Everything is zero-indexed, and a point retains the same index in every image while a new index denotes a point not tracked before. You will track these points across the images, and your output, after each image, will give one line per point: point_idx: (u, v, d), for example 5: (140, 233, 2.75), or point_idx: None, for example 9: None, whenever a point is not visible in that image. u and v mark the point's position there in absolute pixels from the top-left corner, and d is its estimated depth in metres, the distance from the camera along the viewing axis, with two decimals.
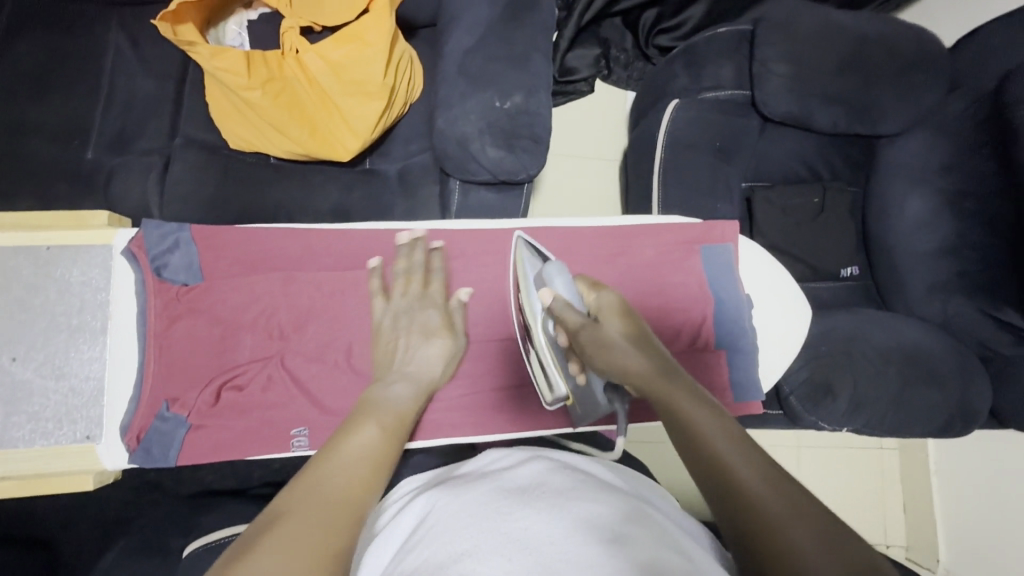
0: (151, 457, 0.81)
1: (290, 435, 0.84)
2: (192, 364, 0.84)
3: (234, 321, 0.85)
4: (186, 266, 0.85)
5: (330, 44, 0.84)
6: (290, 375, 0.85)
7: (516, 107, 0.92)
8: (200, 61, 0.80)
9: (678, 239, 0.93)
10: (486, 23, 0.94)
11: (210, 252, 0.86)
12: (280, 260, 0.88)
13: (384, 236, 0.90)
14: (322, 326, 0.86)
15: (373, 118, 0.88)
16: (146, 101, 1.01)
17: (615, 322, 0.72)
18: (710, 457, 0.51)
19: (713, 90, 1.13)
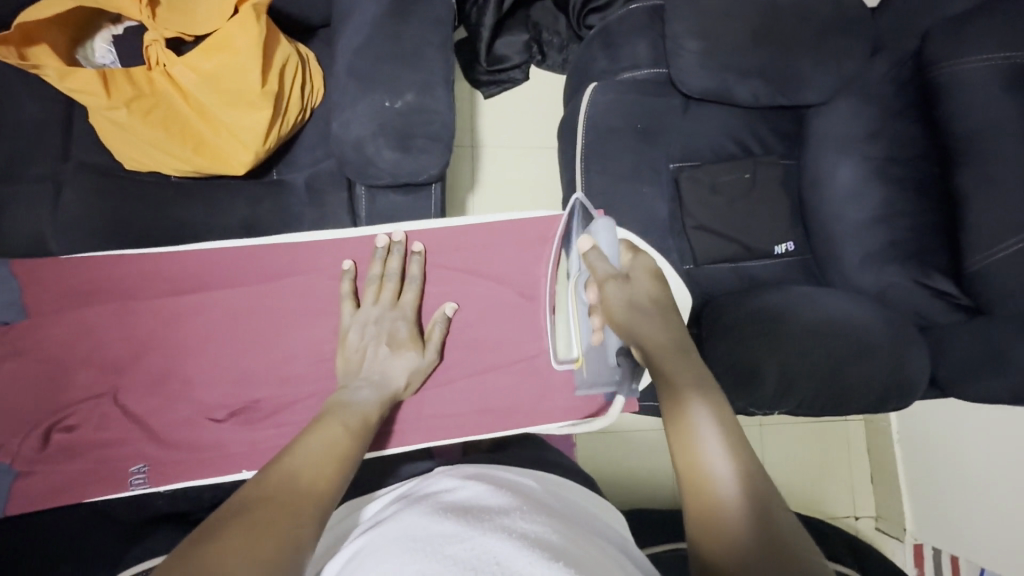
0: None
1: (128, 474, 0.82)
2: (19, 408, 0.82)
3: (64, 359, 0.83)
4: (6, 305, 0.84)
5: (199, 55, 0.81)
6: (123, 411, 0.83)
7: (409, 105, 0.88)
8: (50, 84, 0.77)
9: (539, 232, 0.95)
10: (374, 21, 0.90)
11: (35, 288, 0.85)
12: (129, 290, 0.86)
13: (300, 247, 0.90)
14: (158, 356, 0.85)
15: (261, 128, 0.84)
16: (34, 126, 0.97)
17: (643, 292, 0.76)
18: (713, 500, 0.50)
19: (630, 71, 1.10)
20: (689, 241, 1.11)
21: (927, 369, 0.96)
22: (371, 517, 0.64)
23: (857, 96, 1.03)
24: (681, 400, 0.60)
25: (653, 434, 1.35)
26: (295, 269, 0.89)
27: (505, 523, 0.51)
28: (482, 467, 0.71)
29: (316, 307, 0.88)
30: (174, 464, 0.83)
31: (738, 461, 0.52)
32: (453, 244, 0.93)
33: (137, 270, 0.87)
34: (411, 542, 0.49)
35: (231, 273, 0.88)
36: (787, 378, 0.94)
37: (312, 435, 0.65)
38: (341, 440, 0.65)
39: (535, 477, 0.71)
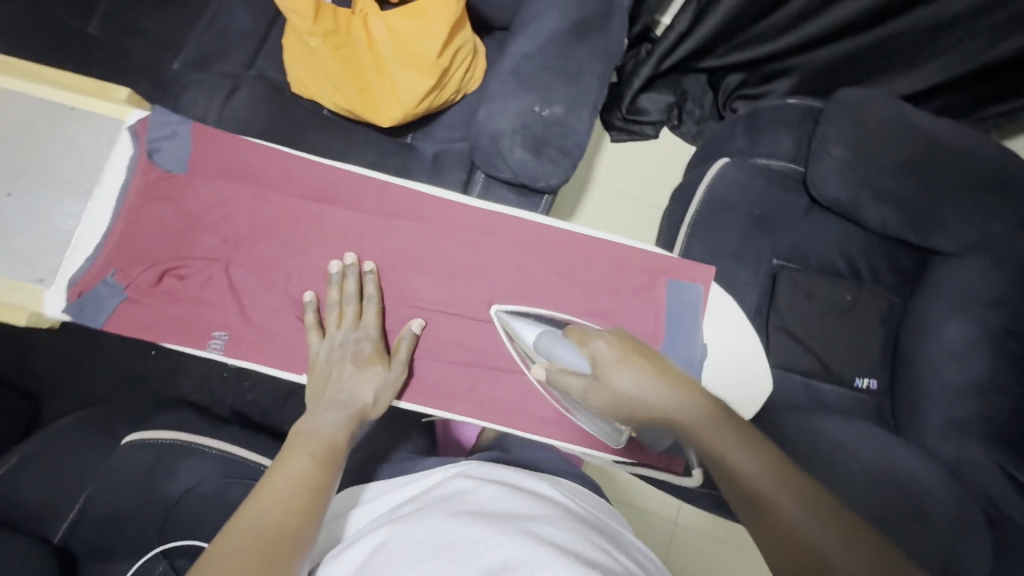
0: (85, 311, 0.86)
1: (209, 336, 0.88)
2: (148, 245, 0.90)
3: (197, 217, 0.92)
4: (175, 156, 0.93)
5: (397, 14, 0.90)
6: (228, 281, 0.90)
7: (553, 116, 0.93)
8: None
9: (646, 266, 0.94)
10: (551, 34, 0.97)
11: (200, 150, 0.93)
12: (272, 180, 0.94)
13: (414, 200, 0.94)
14: (271, 245, 0.92)
15: (418, 93, 0.92)
16: (238, 32, 1.11)
17: (625, 367, 0.66)
18: (804, 552, 0.52)
19: (766, 158, 1.10)
20: (766, 339, 1.07)
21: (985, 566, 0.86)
22: (387, 513, 0.69)
23: (994, 259, 0.98)
24: (760, 491, 0.56)
25: (659, 518, 1.28)
26: (399, 220, 0.93)
27: (533, 528, 0.55)
28: (515, 470, 0.75)
29: (405, 264, 0.93)
30: (246, 342, 0.88)
31: (834, 527, 0.53)
32: (558, 250, 0.94)
33: (289, 166, 0.94)
34: (431, 545, 0.54)
35: (369, 200, 0.94)
36: None
37: (281, 471, 0.66)
38: (311, 475, 0.66)
39: (547, 479, 0.74)
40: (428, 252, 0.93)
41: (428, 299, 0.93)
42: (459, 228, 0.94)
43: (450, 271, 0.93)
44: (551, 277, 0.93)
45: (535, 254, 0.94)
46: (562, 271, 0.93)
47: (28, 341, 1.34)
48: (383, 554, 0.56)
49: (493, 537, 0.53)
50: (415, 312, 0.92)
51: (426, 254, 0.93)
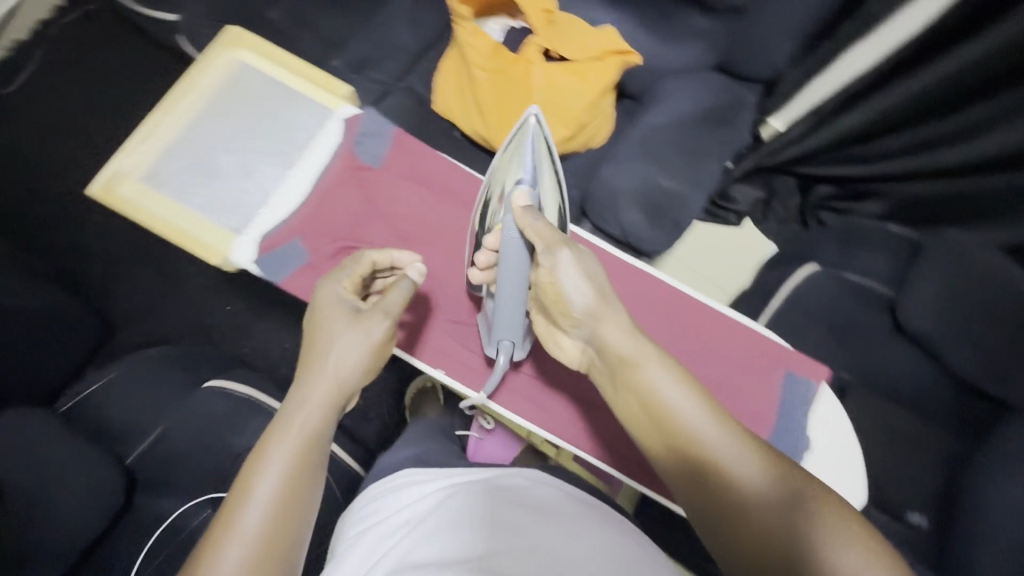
0: (273, 267, 0.94)
1: None
2: (335, 222, 0.98)
3: (381, 208, 1.00)
4: (376, 152, 1.03)
5: (559, 68, 0.98)
6: None
7: (673, 190, 1.00)
8: (463, 32, 0.97)
9: (766, 353, 0.96)
10: (685, 116, 1.04)
11: (398, 153, 1.03)
12: (452, 192, 1.02)
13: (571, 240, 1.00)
14: (436, 248, 0.99)
15: (556, 138, 1.01)
16: (397, 46, 1.22)
17: (573, 270, 0.74)
18: (730, 503, 0.61)
19: (856, 275, 1.14)
20: None
21: None
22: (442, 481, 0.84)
23: None
24: (698, 455, 0.63)
25: None
26: None
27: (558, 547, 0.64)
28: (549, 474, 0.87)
29: None
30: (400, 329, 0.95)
31: (757, 479, 0.62)
32: (686, 317, 0.97)
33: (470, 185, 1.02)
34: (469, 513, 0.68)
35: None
36: None
37: (267, 463, 0.67)
38: (312, 428, 0.71)
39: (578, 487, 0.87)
40: None
41: None
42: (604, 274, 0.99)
43: None
44: (668, 338, 0.96)
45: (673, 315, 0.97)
46: (682, 334, 0.96)
47: (123, 267, 1.44)
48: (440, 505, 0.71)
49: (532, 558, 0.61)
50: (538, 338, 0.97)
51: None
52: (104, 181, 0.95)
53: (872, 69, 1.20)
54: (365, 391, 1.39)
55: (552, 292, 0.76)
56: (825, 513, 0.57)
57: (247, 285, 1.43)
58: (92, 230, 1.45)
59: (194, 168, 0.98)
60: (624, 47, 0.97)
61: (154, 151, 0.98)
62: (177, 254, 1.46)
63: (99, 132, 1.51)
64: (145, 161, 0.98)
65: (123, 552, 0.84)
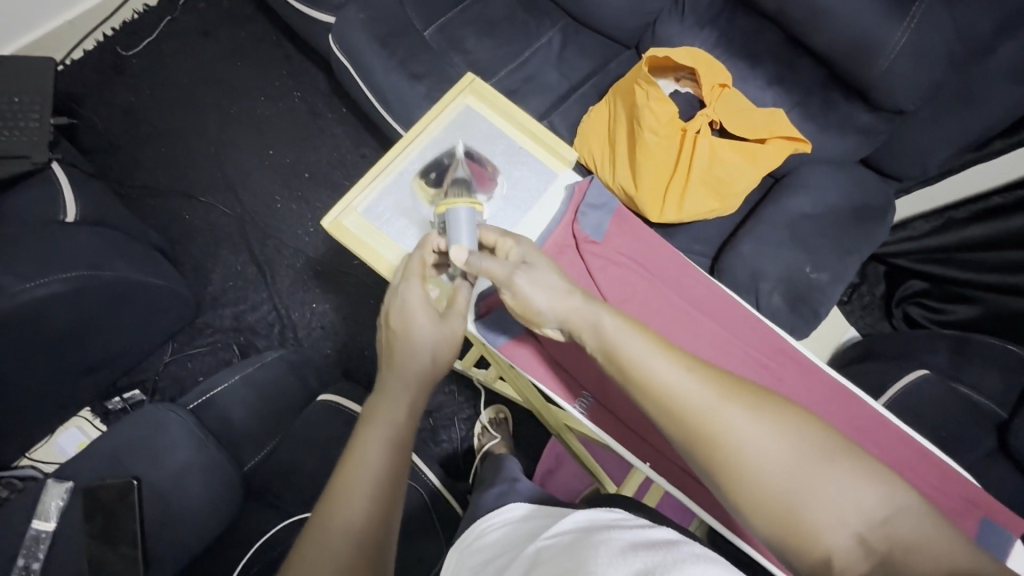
0: (490, 330, 0.86)
1: (577, 394, 0.86)
2: None
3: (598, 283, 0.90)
4: (595, 225, 0.91)
5: (728, 143, 0.98)
6: None
7: (818, 281, 0.99)
8: (646, 96, 0.97)
9: (957, 491, 0.81)
10: (831, 207, 1.05)
11: (618, 227, 0.93)
12: (670, 277, 0.93)
13: (760, 329, 0.90)
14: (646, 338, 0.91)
15: (703, 209, 1.01)
16: (543, 85, 1.23)
17: (551, 271, 0.68)
18: (701, 416, 0.52)
19: (968, 388, 1.13)
20: None
21: None
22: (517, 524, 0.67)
23: None
24: (642, 368, 0.56)
25: None
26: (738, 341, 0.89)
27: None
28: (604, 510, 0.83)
29: None
30: (609, 416, 0.86)
31: (699, 373, 0.55)
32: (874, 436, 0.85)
33: (685, 269, 0.93)
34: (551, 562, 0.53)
35: (737, 323, 0.91)
36: None
37: (359, 476, 0.57)
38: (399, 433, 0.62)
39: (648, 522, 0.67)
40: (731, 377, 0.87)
41: None
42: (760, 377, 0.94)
43: None
44: None
45: (866, 439, 0.84)
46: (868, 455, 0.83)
47: (217, 247, 1.42)
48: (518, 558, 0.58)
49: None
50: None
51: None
52: (334, 214, 0.87)
53: (986, 194, 1.27)
54: (439, 411, 1.38)
55: (519, 307, 0.68)
56: (793, 428, 0.51)
57: (333, 285, 1.40)
58: (196, 206, 1.45)
59: (423, 214, 0.87)
60: (797, 135, 0.98)
61: (384, 186, 0.89)
62: (269, 241, 1.43)
63: (213, 109, 1.51)
64: (376, 197, 0.89)
65: (228, 561, 0.83)
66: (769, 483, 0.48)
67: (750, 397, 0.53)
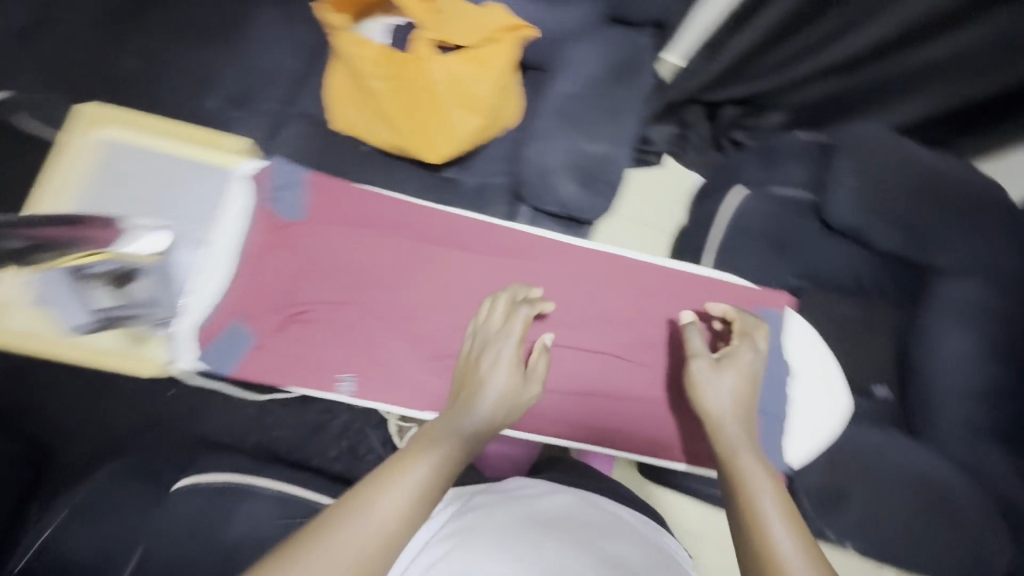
0: (222, 355, 0.91)
1: (337, 376, 0.92)
2: (272, 291, 0.95)
3: (319, 265, 0.96)
4: (294, 204, 0.98)
5: (454, 58, 0.93)
6: (355, 322, 0.94)
7: (602, 153, 1.00)
8: (342, 44, 0.91)
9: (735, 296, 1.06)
10: (590, 78, 1.04)
11: (319, 201, 0.99)
12: (393, 224, 0.99)
13: (487, 231, 1.01)
14: (385, 289, 0.96)
15: (471, 130, 0.97)
16: (274, 71, 1.12)
17: (736, 374, 0.80)
18: (749, 491, 0.64)
19: (782, 187, 1.20)
20: None
21: (1009, 551, 0.98)
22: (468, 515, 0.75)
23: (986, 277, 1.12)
24: (750, 472, 0.67)
25: None
26: (469, 250, 0.99)
27: (606, 550, 0.68)
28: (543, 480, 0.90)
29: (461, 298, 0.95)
30: (376, 381, 0.93)
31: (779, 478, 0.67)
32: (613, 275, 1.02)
33: (400, 211, 1.00)
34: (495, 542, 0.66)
35: (466, 239, 1.00)
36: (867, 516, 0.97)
37: (375, 506, 0.55)
38: (434, 479, 0.60)
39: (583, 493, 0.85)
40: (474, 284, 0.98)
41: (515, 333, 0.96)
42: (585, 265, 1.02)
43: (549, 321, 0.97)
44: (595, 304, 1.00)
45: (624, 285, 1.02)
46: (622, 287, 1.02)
47: None
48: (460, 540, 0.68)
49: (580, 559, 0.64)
50: (591, 361, 0.97)
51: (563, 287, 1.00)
52: None
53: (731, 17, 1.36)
54: None
55: (691, 389, 0.80)
56: (787, 515, 0.61)
57: None
58: None
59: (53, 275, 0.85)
60: (517, 21, 0.92)
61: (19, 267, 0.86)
62: None
63: None
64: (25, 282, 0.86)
65: None
66: (768, 547, 0.58)
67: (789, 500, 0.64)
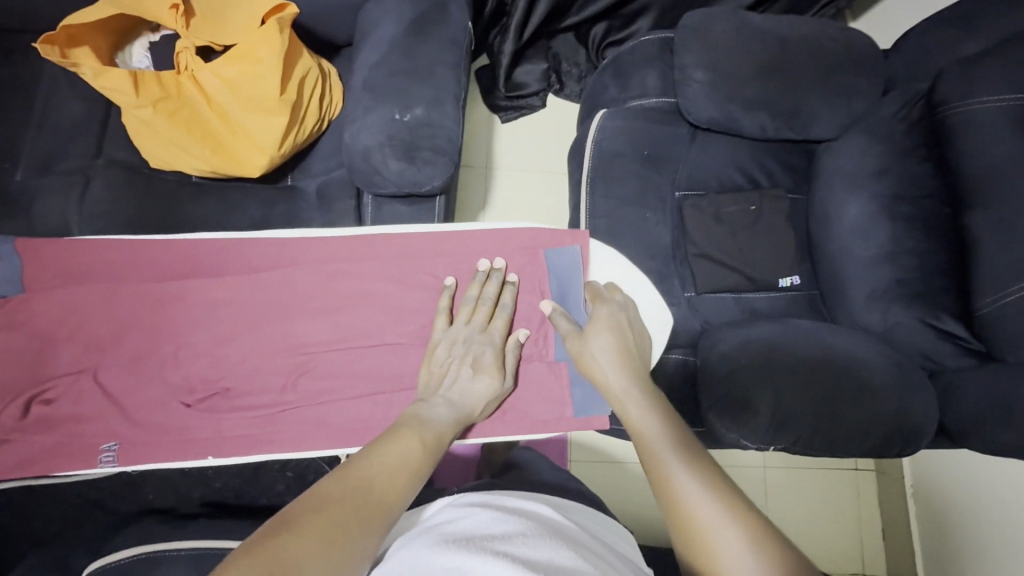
0: None
1: (98, 450, 0.85)
2: (7, 377, 0.86)
3: (50, 334, 0.88)
4: (6, 278, 0.91)
5: (223, 62, 0.85)
6: (101, 388, 0.87)
7: (417, 119, 0.91)
8: (83, 80, 0.82)
9: (521, 244, 0.94)
10: (391, 39, 0.96)
11: (30, 266, 0.90)
12: (123, 272, 0.91)
13: (238, 245, 0.92)
14: (141, 337, 0.89)
15: (276, 134, 0.87)
16: (72, 122, 1.04)
17: (605, 338, 0.84)
18: (649, 436, 0.72)
19: (639, 99, 1.15)
20: (690, 268, 1.12)
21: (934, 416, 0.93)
22: (414, 528, 0.66)
23: (866, 133, 1.06)
24: (641, 419, 0.75)
25: None
26: (231, 271, 0.92)
27: (502, 547, 0.55)
28: (493, 495, 0.76)
29: (316, 312, 0.90)
30: (140, 447, 0.85)
31: (675, 422, 0.74)
32: (408, 249, 0.93)
33: (134, 253, 0.91)
34: (473, 541, 0.56)
35: (206, 260, 0.92)
36: (786, 417, 0.92)
37: (370, 467, 0.63)
38: (414, 454, 0.68)
39: (536, 502, 0.78)
40: (261, 304, 0.90)
41: (380, 329, 0.90)
42: (435, 242, 0.94)
43: (412, 307, 0.91)
44: (385, 287, 0.91)
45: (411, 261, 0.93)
46: (419, 264, 0.93)
47: None
48: (420, 544, 0.58)
49: (465, 564, 0.51)
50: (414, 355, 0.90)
51: (415, 270, 0.92)
52: None
53: None
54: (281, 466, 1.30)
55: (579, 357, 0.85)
56: (690, 457, 0.67)
57: None
58: None
59: None
60: (277, 2, 0.84)
61: None
62: None
63: None
64: None
65: None
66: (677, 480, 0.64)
67: (688, 443, 0.71)
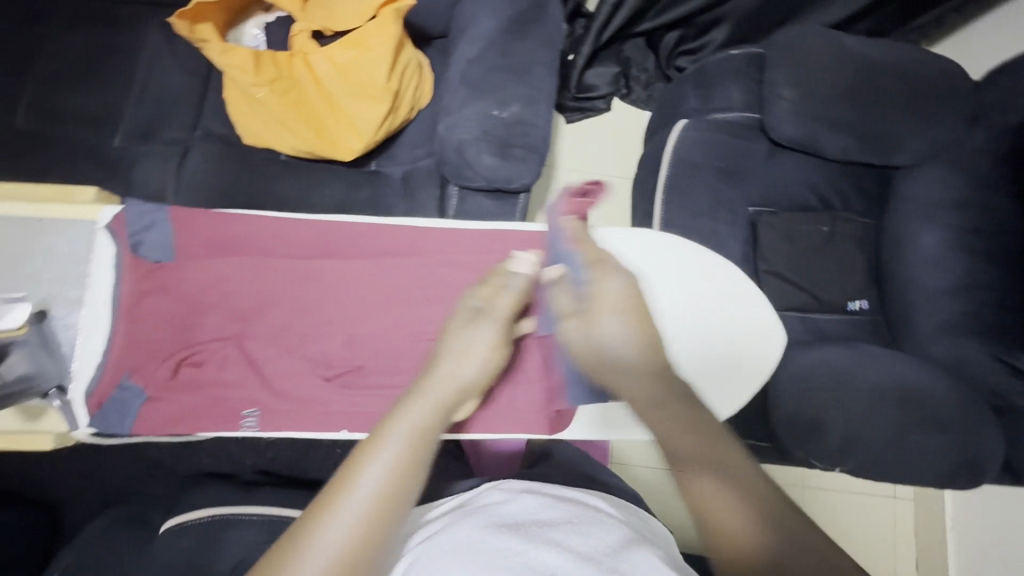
0: (112, 419, 0.87)
1: (240, 415, 0.88)
2: (155, 340, 0.90)
3: (199, 301, 0.92)
4: (160, 245, 0.93)
5: (337, 47, 0.88)
6: (245, 356, 0.91)
7: (513, 116, 0.93)
8: (209, 54, 0.86)
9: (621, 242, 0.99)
10: (489, 36, 0.98)
11: (184, 233, 0.93)
12: (264, 246, 0.95)
13: (350, 228, 0.95)
14: (283, 311, 0.93)
15: (374, 120, 0.90)
16: (173, 93, 1.08)
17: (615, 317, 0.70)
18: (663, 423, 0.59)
19: (721, 112, 1.15)
20: (758, 283, 1.12)
21: (998, 453, 0.94)
22: (457, 507, 0.68)
23: (949, 164, 1.06)
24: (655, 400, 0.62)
25: None
26: (331, 253, 0.95)
27: (552, 532, 0.56)
28: (530, 482, 0.78)
29: (401, 298, 0.94)
30: (279, 414, 0.89)
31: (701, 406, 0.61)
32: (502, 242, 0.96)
33: (277, 228, 0.95)
34: (515, 529, 0.56)
35: (294, 235, 0.95)
36: (853, 438, 0.93)
37: (382, 441, 0.55)
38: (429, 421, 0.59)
39: (581, 491, 0.80)
40: (354, 286, 0.94)
41: None
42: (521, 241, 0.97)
43: None
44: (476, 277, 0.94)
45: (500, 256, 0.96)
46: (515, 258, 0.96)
47: None
48: (463, 527, 0.59)
49: (518, 550, 0.52)
50: None
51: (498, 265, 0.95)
52: None
53: None
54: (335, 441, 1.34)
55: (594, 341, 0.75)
56: (717, 451, 0.55)
57: None
58: None
59: None
60: None
61: None
62: None
63: None
64: None
65: None
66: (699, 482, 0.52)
67: (714, 436, 0.57)
